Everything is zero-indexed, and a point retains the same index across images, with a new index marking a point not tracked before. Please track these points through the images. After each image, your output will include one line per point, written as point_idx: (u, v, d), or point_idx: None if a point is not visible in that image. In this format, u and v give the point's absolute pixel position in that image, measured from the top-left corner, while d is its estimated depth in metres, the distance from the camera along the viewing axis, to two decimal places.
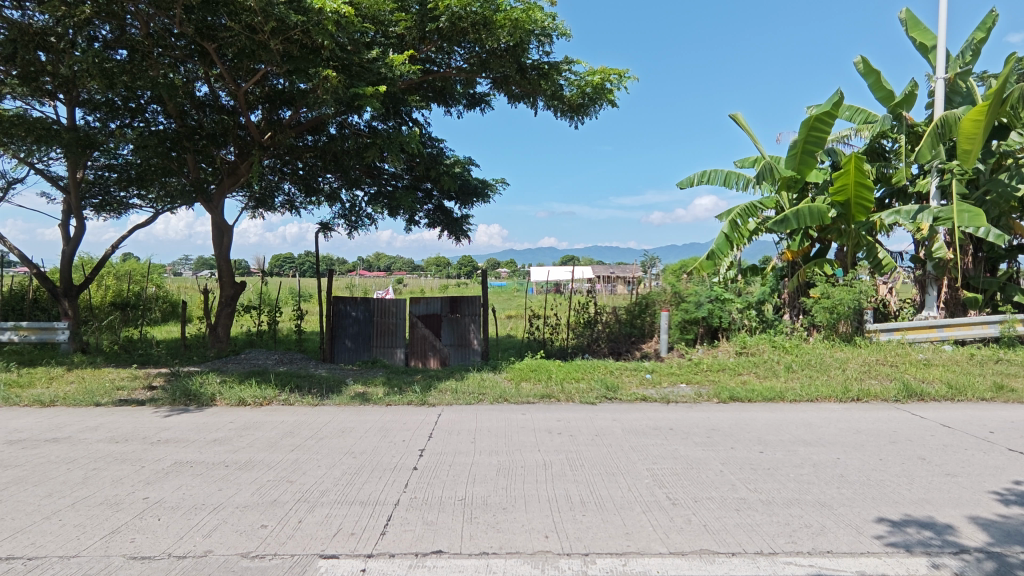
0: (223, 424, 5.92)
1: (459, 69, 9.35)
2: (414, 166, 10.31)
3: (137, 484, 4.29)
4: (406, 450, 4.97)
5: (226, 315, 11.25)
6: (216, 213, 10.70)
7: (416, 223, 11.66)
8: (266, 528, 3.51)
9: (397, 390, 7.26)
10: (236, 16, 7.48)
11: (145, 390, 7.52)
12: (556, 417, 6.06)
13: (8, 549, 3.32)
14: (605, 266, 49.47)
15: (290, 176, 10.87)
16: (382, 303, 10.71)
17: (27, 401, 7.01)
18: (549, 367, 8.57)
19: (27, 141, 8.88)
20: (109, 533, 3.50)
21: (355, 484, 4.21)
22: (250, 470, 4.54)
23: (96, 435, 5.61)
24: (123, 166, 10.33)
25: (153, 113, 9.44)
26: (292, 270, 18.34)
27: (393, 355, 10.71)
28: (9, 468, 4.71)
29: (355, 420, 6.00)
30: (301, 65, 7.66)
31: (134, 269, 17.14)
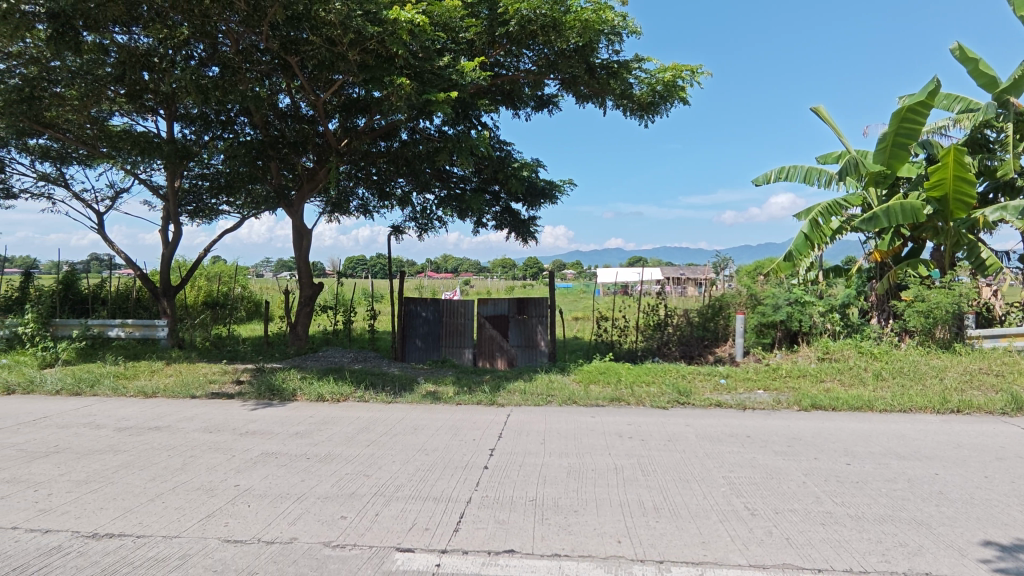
0: (304, 418, 6.24)
1: (528, 72, 9.43)
2: (483, 168, 10.46)
3: (229, 472, 4.59)
4: (476, 448, 5.06)
5: (305, 314, 11.81)
6: (296, 217, 11.29)
7: (484, 224, 11.82)
8: (346, 519, 3.66)
9: (466, 390, 7.39)
10: (318, 30, 7.85)
11: (234, 384, 8.03)
12: (626, 420, 5.97)
13: (120, 526, 3.64)
14: (674, 268, 48.33)
15: (364, 181, 11.29)
16: (451, 303, 10.92)
17: (133, 391, 7.67)
18: (618, 369, 8.46)
19: (132, 154, 9.68)
20: (205, 517, 3.76)
21: (429, 480, 4.31)
22: (330, 463, 4.74)
23: (192, 425, 6.05)
24: (213, 174, 11.09)
25: (241, 124, 10.08)
26: (365, 272, 19.02)
27: (462, 355, 10.90)
28: (119, 452, 5.16)
29: (427, 418, 6.15)
30: (376, 74, 7.92)
31: (223, 270, 18.36)
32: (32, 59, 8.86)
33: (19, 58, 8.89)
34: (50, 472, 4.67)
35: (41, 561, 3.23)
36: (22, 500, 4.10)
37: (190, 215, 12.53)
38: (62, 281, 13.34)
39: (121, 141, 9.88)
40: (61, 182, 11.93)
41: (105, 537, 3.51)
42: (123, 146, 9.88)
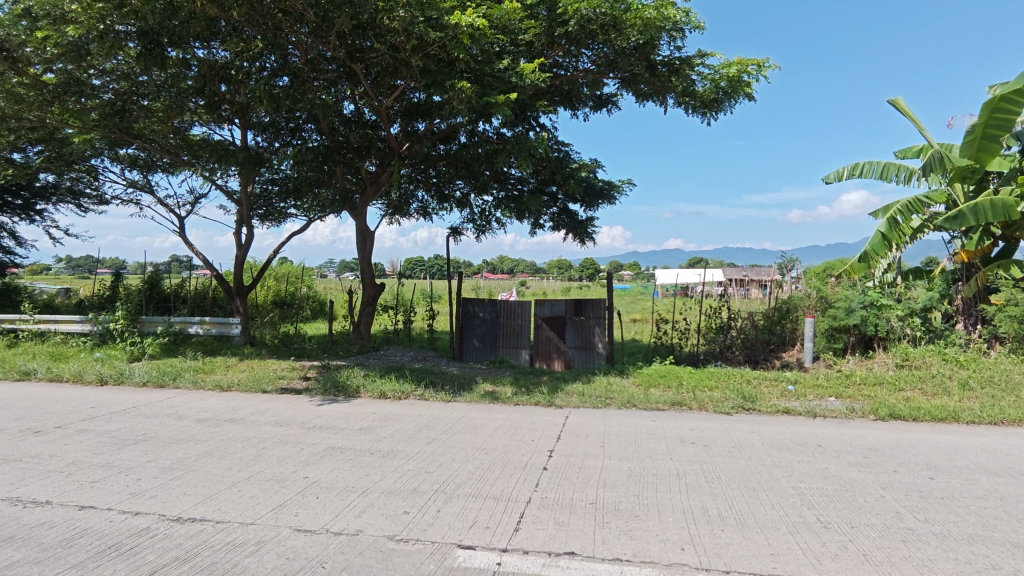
0: (367, 414, 6.44)
1: (587, 72, 9.39)
2: (540, 169, 10.47)
3: (298, 464, 4.79)
4: (535, 449, 5.06)
5: (367, 314, 12.19)
6: (360, 219, 11.66)
7: (541, 225, 11.82)
8: (409, 514, 3.74)
9: (524, 391, 7.42)
10: (382, 38, 8.09)
11: (302, 380, 8.39)
12: (688, 425, 5.83)
13: (201, 512, 3.87)
14: (737, 270, 46.80)
15: (424, 184, 11.53)
16: (507, 304, 10.96)
17: (210, 385, 8.15)
18: (679, 373, 8.27)
19: (210, 161, 10.28)
20: (277, 506, 3.94)
21: (488, 479, 4.35)
22: (392, 459, 4.87)
23: (263, 418, 6.36)
24: (283, 179, 11.60)
25: (309, 131, 10.56)
26: (424, 272, 19.41)
27: (518, 355, 10.94)
28: (199, 442, 5.48)
29: (485, 417, 6.22)
30: (438, 78, 8.08)
31: (291, 271, 19.18)
32: (123, 75, 9.48)
33: (111, 75, 9.49)
34: (139, 458, 5.02)
35: (132, 541, 3.48)
36: (115, 483, 4.42)
37: (262, 218, 13.19)
38: (148, 281, 14.32)
39: (200, 149, 10.51)
40: (148, 189, 12.82)
41: (187, 521, 3.73)
42: (202, 154, 10.49)
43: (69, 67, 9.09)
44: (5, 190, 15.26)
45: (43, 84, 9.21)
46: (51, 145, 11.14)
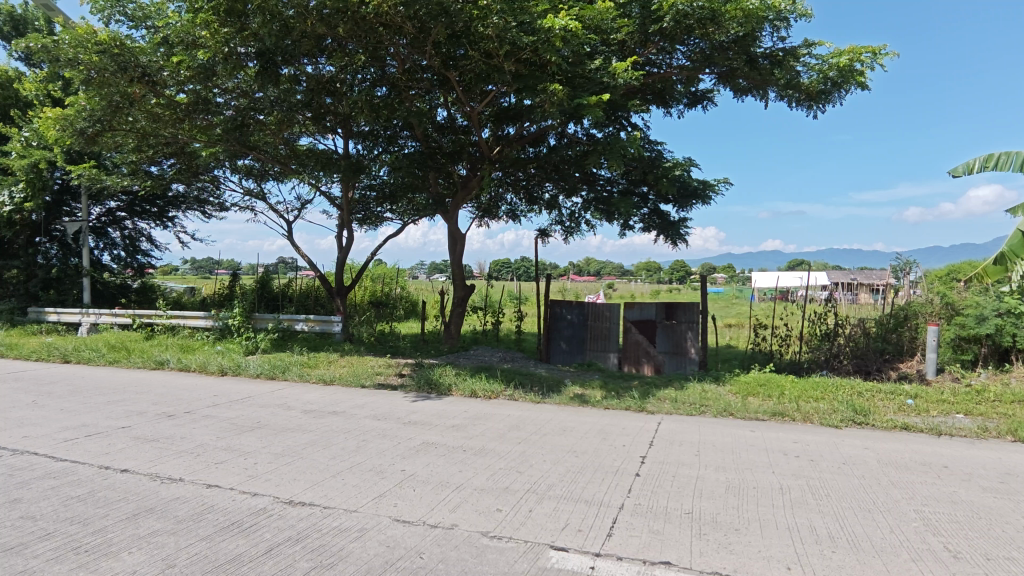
0: (459, 412, 6.62)
1: (681, 68, 9.13)
2: (631, 170, 10.29)
3: (396, 457, 5.00)
4: (627, 454, 4.97)
5: (458, 314, 12.52)
6: (452, 223, 12.01)
7: (631, 226, 11.61)
8: (502, 512, 3.80)
9: (614, 395, 7.31)
10: (476, 45, 8.29)
11: (397, 376, 8.79)
12: (792, 438, 5.49)
13: (310, 496, 4.15)
14: (844, 274, 43.52)
15: (513, 187, 11.66)
16: (596, 307, 10.86)
17: (315, 378, 8.73)
18: (780, 382, 7.80)
19: (315, 170, 11.06)
20: (377, 496, 4.14)
21: (580, 482, 4.33)
22: (484, 457, 4.97)
23: (362, 412, 6.70)
24: (380, 185, 12.17)
25: (404, 139, 11.09)
26: (512, 274, 19.65)
27: (607, 359, 10.74)
28: (306, 432, 5.88)
29: (574, 420, 6.20)
30: (529, 82, 8.16)
31: (386, 273, 20.09)
32: (242, 92, 10.13)
33: (232, 93, 10.21)
34: (255, 444, 5.47)
35: (251, 520, 3.79)
36: (235, 466, 4.84)
37: (360, 222, 13.91)
38: (258, 281, 15.57)
39: (307, 158, 11.28)
40: (262, 197, 13.93)
41: (298, 505, 4.01)
42: (309, 163, 11.30)
43: (197, 87, 10.02)
44: (144, 201, 17.21)
45: (176, 103, 10.24)
46: (182, 159, 12.40)
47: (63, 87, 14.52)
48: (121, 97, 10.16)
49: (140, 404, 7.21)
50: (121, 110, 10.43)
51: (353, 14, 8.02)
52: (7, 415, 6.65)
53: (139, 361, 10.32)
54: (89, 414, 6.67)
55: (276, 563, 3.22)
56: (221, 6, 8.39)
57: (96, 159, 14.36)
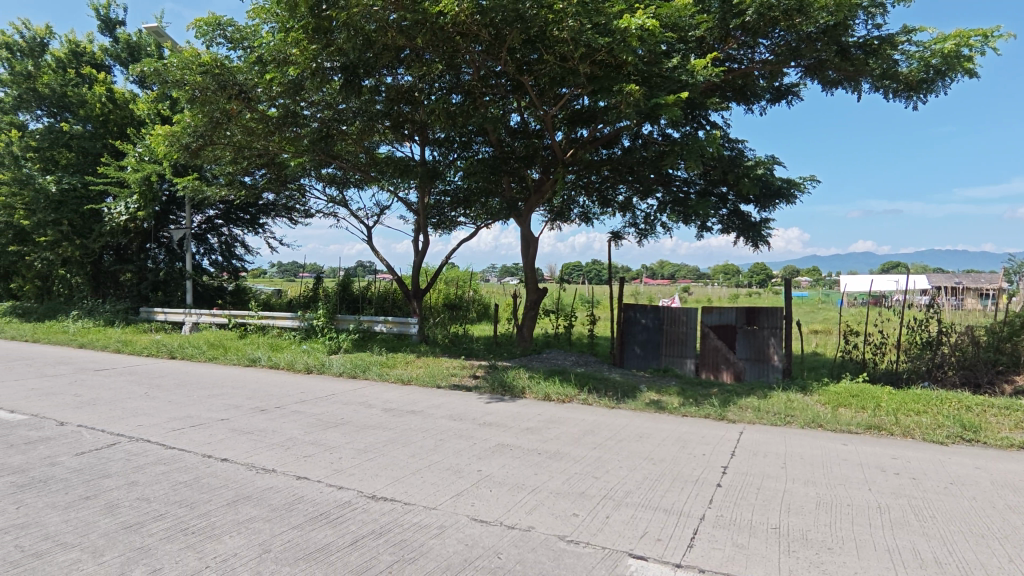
0: (533, 415, 6.65)
1: (764, 62, 8.76)
2: (710, 170, 9.94)
3: (472, 457, 5.09)
4: (707, 464, 4.81)
5: (531, 317, 12.58)
6: (525, 226, 12.08)
7: (709, 227, 11.25)
8: (579, 517, 3.78)
9: (692, 402, 7.09)
10: (551, 49, 8.33)
11: (471, 378, 8.94)
12: (890, 453, 5.11)
13: (391, 492, 4.31)
14: (948, 277, 40.04)
15: (586, 190, 11.59)
16: (672, 311, 10.61)
17: (394, 378, 9.05)
18: (875, 393, 7.28)
19: (394, 176, 11.56)
20: (455, 495, 4.22)
21: (658, 490, 4.24)
22: (560, 461, 4.95)
23: (439, 412, 6.87)
24: (454, 190, 12.46)
25: (478, 144, 11.31)
26: (583, 277, 19.50)
27: (683, 365, 10.43)
28: (387, 429, 6.10)
29: (652, 426, 6.07)
30: (604, 84, 8.13)
31: (460, 275, 20.50)
32: (326, 104, 10.60)
33: (318, 105, 10.74)
34: (340, 439, 5.73)
35: (338, 512, 3.97)
36: (322, 460, 5.09)
37: (435, 226, 14.20)
38: (340, 284, 16.41)
39: (386, 166, 11.74)
40: (344, 204, 14.61)
41: (381, 500, 4.16)
42: (387, 170, 11.85)
43: (287, 102, 10.61)
44: (238, 209, 18.48)
45: (268, 117, 10.90)
46: (273, 169, 13.21)
47: (170, 106, 15.86)
48: (221, 113, 10.95)
49: (236, 399, 7.75)
50: (221, 125, 11.22)
51: (431, 25, 8.23)
52: (124, 404, 7.33)
53: (235, 358, 11.09)
54: (192, 406, 7.24)
55: (362, 555, 3.36)
56: (309, 23, 8.65)
57: (197, 171, 15.59)
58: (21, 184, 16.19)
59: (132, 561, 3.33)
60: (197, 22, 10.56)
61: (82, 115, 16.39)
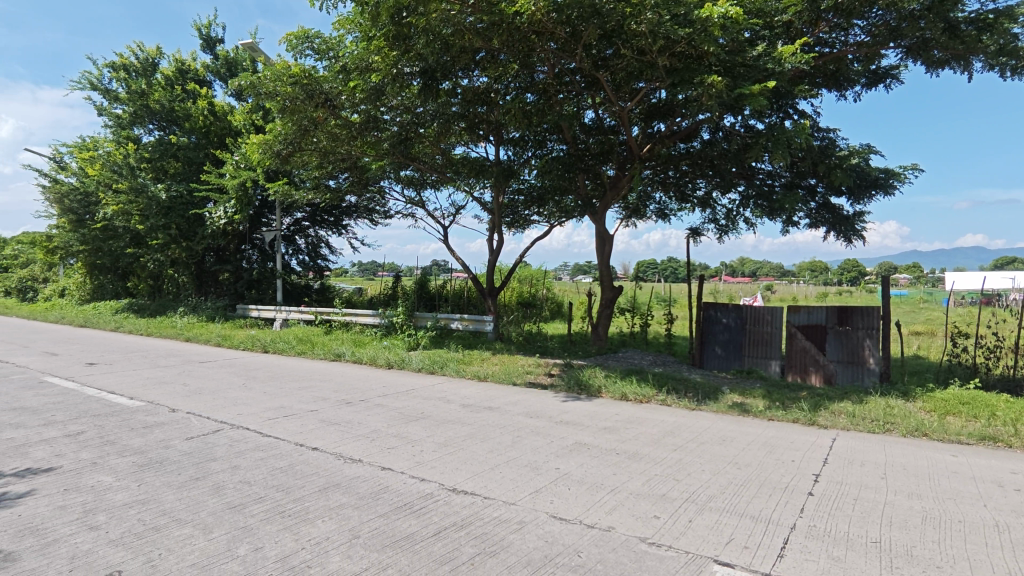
0: (610, 415, 6.58)
1: (859, 45, 8.24)
2: (799, 162, 9.38)
3: (549, 455, 5.10)
4: (797, 471, 4.57)
5: (606, 316, 12.44)
6: (599, 223, 11.95)
7: (797, 221, 10.67)
8: (660, 519, 3.71)
9: (779, 405, 6.75)
10: (628, 43, 8.16)
11: (546, 376, 8.97)
12: (1009, 468, 4.65)
13: (471, 486, 4.40)
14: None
15: (663, 186, 11.33)
16: (755, 310, 10.17)
17: (471, 374, 9.22)
18: (990, 402, 6.63)
19: (470, 176, 11.75)
20: (534, 491, 4.25)
21: (744, 495, 4.08)
22: (639, 462, 4.88)
23: (516, 409, 6.95)
24: (528, 188, 12.53)
25: (552, 142, 11.28)
26: (659, 276, 19.05)
27: (768, 367, 9.98)
28: (465, 425, 6.23)
29: (735, 430, 5.84)
30: (685, 76, 7.89)
31: (533, 274, 20.58)
32: (405, 109, 10.95)
33: (397, 109, 11.05)
34: (421, 433, 5.91)
35: (421, 503, 4.11)
36: (405, 452, 5.28)
37: (509, 225, 14.51)
38: (418, 283, 16.93)
39: (462, 166, 12.01)
40: (421, 205, 15.06)
41: (461, 493, 4.26)
42: (463, 170, 12.10)
43: (368, 107, 11.05)
44: (323, 211, 19.47)
45: (351, 123, 11.38)
46: (355, 173, 13.82)
47: (263, 116, 16.96)
48: (309, 121, 11.51)
49: (323, 391, 8.18)
50: (308, 133, 11.83)
51: (507, 26, 8.30)
52: (225, 395, 7.92)
53: (322, 353, 11.69)
54: (285, 398, 7.71)
55: (444, 545, 3.45)
56: (390, 32, 8.97)
57: (287, 176, 16.56)
58: (137, 192, 17.82)
59: (237, 539, 3.59)
60: (287, 36, 11.23)
61: (187, 128, 17.84)
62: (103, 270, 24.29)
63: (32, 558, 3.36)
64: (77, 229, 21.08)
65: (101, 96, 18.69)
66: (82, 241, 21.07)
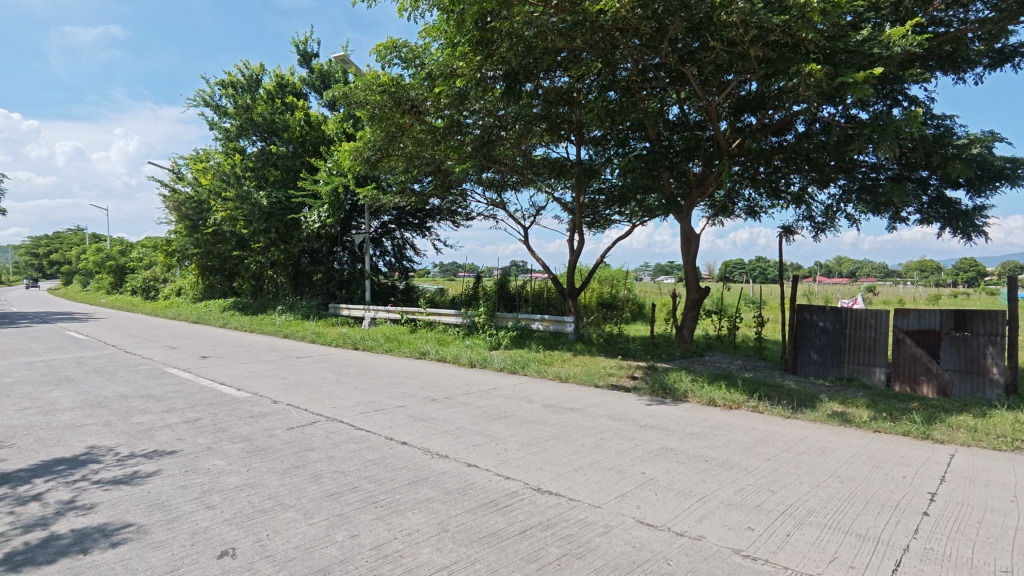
0: (698, 420, 6.36)
1: (982, 22, 7.50)
2: (908, 152, 8.66)
3: (634, 459, 5.01)
4: (909, 488, 4.21)
5: (691, 318, 12.04)
6: (685, 223, 11.58)
7: (905, 217, 9.85)
8: (754, 531, 3.54)
9: (887, 416, 6.26)
10: (718, 35, 7.88)
11: (629, 378, 8.81)
12: None
13: (555, 486, 4.41)
14: None
15: (753, 183, 10.81)
16: (857, 313, 9.46)
17: (552, 375, 9.23)
18: None
19: (552, 176, 11.76)
20: (619, 495, 4.19)
21: (848, 512, 3.81)
22: (730, 470, 4.68)
23: (599, 411, 6.87)
24: (609, 188, 12.37)
25: (635, 141, 11.06)
26: (748, 276, 18.20)
27: (871, 374, 9.24)
28: (548, 425, 6.25)
29: (837, 441, 5.47)
30: (780, 66, 7.49)
31: (614, 275, 20.26)
32: (487, 112, 11.14)
33: (479, 113, 11.27)
34: (505, 432, 5.99)
35: (507, 500, 4.16)
36: (490, 450, 5.37)
37: (589, 225, 14.44)
38: (499, 284, 17.17)
39: (543, 167, 12.07)
40: (503, 207, 15.27)
41: (546, 493, 4.28)
42: (543, 171, 12.16)
43: (451, 112, 11.31)
44: (409, 214, 20.19)
45: (435, 128, 11.72)
46: (439, 177, 14.21)
47: (354, 125, 17.81)
48: (396, 128, 11.95)
49: (410, 388, 8.48)
50: (395, 139, 12.29)
51: (590, 25, 8.21)
52: (321, 389, 8.40)
53: (408, 351, 12.12)
54: (375, 393, 8.07)
55: (530, 544, 3.48)
56: (474, 37, 9.19)
57: (376, 181, 17.32)
58: (242, 200, 19.24)
59: (335, 525, 3.80)
60: (377, 48, 11.73)
61: (286, 138, 19.10)
62: (214, 270, 26.47)
63: (160, 531, 3.72)
64: (191, 233, 23.08)
65: (212, 111, 20.35)
66: (195, 245, 23.05)
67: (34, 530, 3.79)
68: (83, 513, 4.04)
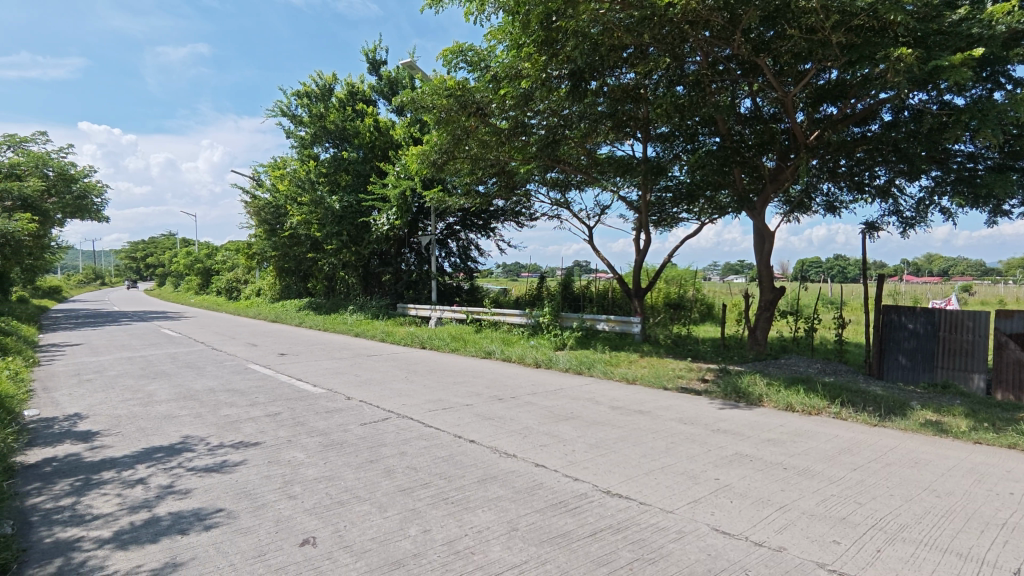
0: (774, 426, 6.09)
1: None
2: (1012, 139, 7.95)
3: (707, 464, 4.85)
4: (1017, 506, 3.85)
5: (765, 319, 11.52)
6: (758, 219, 11.13)
7: (1008, 209, 9.06)
8: (840, 545, 3.35)
9: (989, 427, 5.76)
10: (795, 22, 7.51)
11: (699, 381, 8.54)
12: None
13: (625, 489, 4.34)
14: None
15: (832, 177, 10.22)
16: (953, 315, 8.75)
17: (619, 376, 9.09)
18: None
19: (617, 175, 11.58)
20: (692, 501, 4.08)
21: (947, 529, 3.53)
22: (811, 479, 4.45)
23: (668, 414, 6.70)
24: (676, 185, 12.04)
25: (705, 136, 10.72)
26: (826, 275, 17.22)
27: (969, 381, 8.57)
28: (616, 427, 6.16)
29: (932, 452, 5.08)
30: (865, 51, 7.07)
31: (682, 275, 19.71)
32: (552, 112, 11.10)
33: (544, 113, 11.25)
34: (572, 432, 5.96)
35: (576, 502, 4.13)
36: (558, 450, 5.36)
37: (656, 224, 14.15)
38: (563, 284, 17.09)
39: (609, 166, 11.92)
40: (567, 206, 15.21)
41: (616, 496, 4.22)
42: (609, 169, 11.99)
43: (516, 113, 11.33)
44: (474, 216, 20.48)
45: (500, 130, 11.79)
46: (503, 178, 14.32)
47: (420, 129, 18.24)
48: (462, 130, 12.14)
49: (477, 387, 8.58)
50: (461, 141, 12.50)
51: (659, 19, 8.03)
52: (392, 386, 8.65)
53: (473, 350, 12.28)
54: (444, 391, 8.23)
55: (601, 547, 3.44)
56: (538, 38, 9.22)
57: (441, 183, 17.66)
58: (316, 204, 20.02)
59: (408, 520, 3.90)
60: (444, 53, 11.97)
61: (357, 144, 19.81)
62: (289, 272, 27.79)
63: (247, 518, 3.95)
64: (270, 237, 24.34)
65: (289, 121, 21.40)
66: (274, 248, 24.29)
67: (139, 511, 4.12)
68: (180, 497, 4.35)
